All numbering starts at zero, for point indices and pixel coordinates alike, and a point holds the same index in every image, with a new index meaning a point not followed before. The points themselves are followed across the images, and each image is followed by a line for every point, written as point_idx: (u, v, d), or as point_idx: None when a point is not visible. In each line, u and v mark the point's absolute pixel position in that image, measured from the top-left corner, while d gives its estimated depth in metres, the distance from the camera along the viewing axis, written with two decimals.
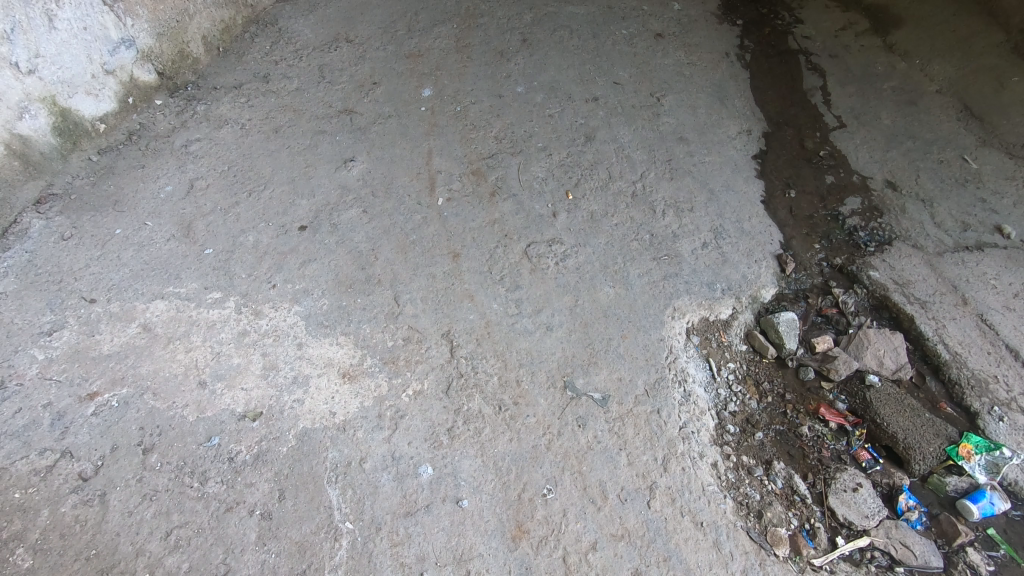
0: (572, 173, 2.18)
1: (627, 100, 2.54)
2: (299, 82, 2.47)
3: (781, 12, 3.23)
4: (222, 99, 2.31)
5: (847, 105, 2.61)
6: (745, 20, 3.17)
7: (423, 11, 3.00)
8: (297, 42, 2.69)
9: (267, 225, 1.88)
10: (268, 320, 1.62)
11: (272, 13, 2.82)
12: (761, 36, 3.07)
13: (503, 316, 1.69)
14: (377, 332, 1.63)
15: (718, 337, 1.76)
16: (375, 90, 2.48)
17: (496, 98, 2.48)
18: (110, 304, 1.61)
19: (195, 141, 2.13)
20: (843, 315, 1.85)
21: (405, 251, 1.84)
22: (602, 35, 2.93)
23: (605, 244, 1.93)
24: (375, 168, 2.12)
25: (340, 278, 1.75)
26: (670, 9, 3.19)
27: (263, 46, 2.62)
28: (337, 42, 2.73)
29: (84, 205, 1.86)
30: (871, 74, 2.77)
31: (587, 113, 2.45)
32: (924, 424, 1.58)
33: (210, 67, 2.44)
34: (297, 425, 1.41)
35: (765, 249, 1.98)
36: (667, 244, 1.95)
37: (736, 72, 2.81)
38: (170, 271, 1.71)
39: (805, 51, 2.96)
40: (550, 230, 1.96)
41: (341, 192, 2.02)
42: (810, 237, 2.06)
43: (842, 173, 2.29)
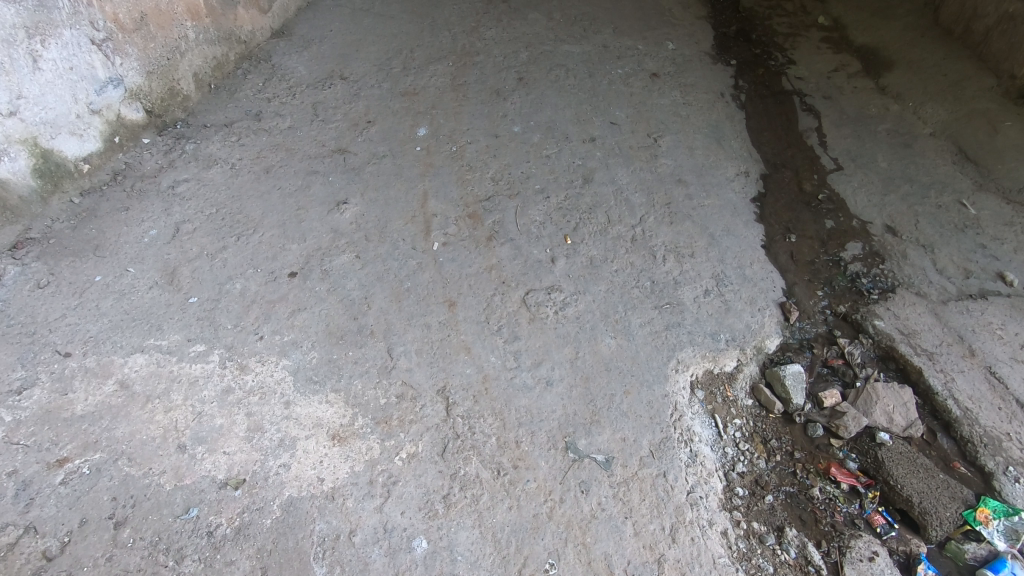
0: (570, 216, 2.14)
1: (624, 141, 2.53)
2: (291, 120, 2.43)
3: (773, 53, 3.27)
4: (212, 138, 2.27)
5: (843, 147, 2.61)
6: (738, 61, 3.21)
7: (418, 48, 3.00)
8: (290, 79, 2.67)
9: (255, 272, 1.81)
10: (254, 375, 1.54)
11: (266, 49, 2.80)
12: (755, 76, 3.09)
13: (501, 370, 1.63)
14: (370, 388, 1.55)
15: (723, 392, 1.70)
16: (369, 128, 2.44)
17: (492, 138, 2.45)
18: (86, 359, 1.53)
19: (183, 181, 2.07)
20: (849, 366, 1.80)
21: (399, 299, 1.78)
22: (598, 74, 2.93)
23: (605, 292, 1.88)
24: (369, 211, 2.07)
25: (331, 329, 1.68)
26: (665, 49, 3.22)
27: (256, 84, 2.59)
28: (331, 79, 2.71)
29: (63, 250, 1.78)
30: (865, 116, 2.79)
31: (585, 155, 2.42)
32: (938, 486, 1.52)
33: (201, 105, 2.41)
34: (283, 494, 1.33)
35: (768, 296, 1.94)
36: (668, 291, 1.90)
37: (732, 113, 2.82)
38: (152, 322, 1.63)
39: (799, 92, 2.99)
40: (549, 277, 1.91)
41: (334, 236, 1.96)
42: (813, 283, 2.02)
43: (842, 217, 2.27)
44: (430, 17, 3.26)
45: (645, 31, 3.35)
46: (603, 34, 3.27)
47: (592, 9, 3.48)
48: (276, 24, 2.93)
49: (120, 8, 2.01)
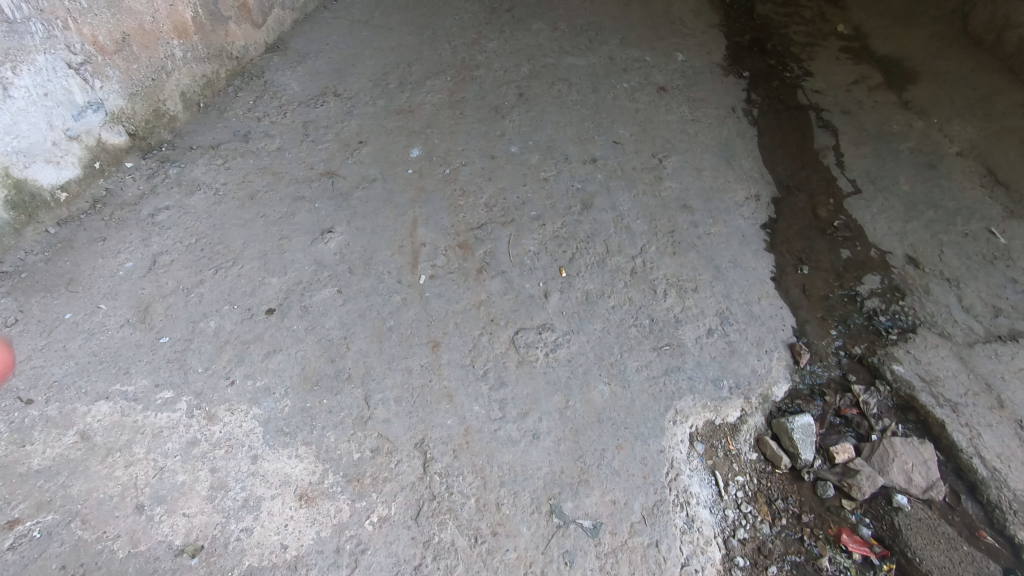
0: (566, 246, 2.02)
1: (628, 161, 2.40)
2: (280, 141, 2.35)
3: (789, 63, 3.11)
4: (197, 161, 2.19)
5: (861, 168, 2.46)
6: (752, 72, 3.06)
7: (416, 62, 2.90)
8: (283, 96, 2.58)
9: (232, 309, 1.73)
10: (222, 426, 1.46)
11: (259, 64, 2.72)
12: (769, 89, 2.94)
13: (485, 421, 1.52)
14: (343, 440, 1.46)
15: (725, 445, 1.57)
16: (360, 149, 2.35)
17: (488, 160, 2.34)
18: (48, 406, 1.46)
19: (164, 209, 2.00)
20: (864, 417, 1.66)
21: (380, 339, 1.68)
22: (602, 89, 2.81)
23: (600, 331, 1.76)
24: (354, 240, 1.98)
25: (307, 373, 1.59)
26: (674, 61, 3.08)
27: (246, 102, 2.51)
28: (325, 96, 2.62)
29: (34, 285, 1.72)
30: (886, 134, 2.63)
31: (585, 177, 2.31)
32: (961, 561, 1.40)
33: (189, 125, 2.34)
34: (242, 563, 1.26)
35: (776, 337, 1.80)
36: (669, 331, 1.77)
37: (743, 130, 2.68)
38: (120, 365, 1.56)
39: (816, 106, 2.83)
40: (541, 314, 1.79)
41: (316, 269, 1.87)
42: (826, 321, 1.88)
43: (859, 246, 2.12)
44: (430, 28, 3.16)
45: (654, 41, 3.21)
46: (609, 45, 3.14)
47: (599, 19, 3.36)
48: (271, 38, 2.86)
49: (100, 29, 1.94)
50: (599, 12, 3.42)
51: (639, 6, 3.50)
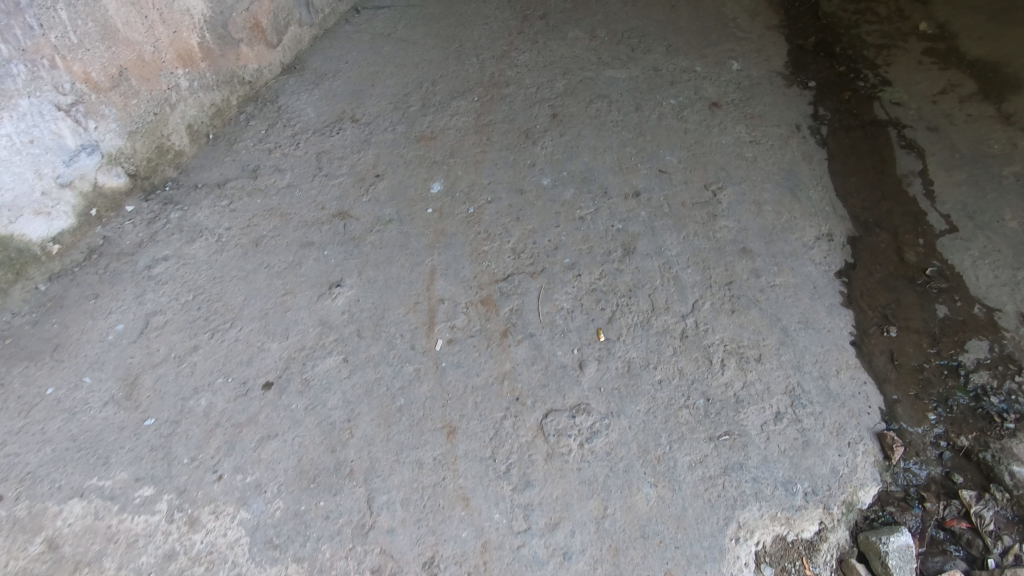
0: (605, 302, 1.75)
1: (676, 194, 2.11)
2: (291, 176, 2.16)
3: (862, 71, 2.74)
4: (201, 203, 2.03)
5: (956, 199, 2.09)
6: (818, 82, 2.70)
7: (440, 80, 2.67)
8: (296, 123, 2.40)
9: (225, 381, 1.54)
10: (204, 535, 1.29)
11: (274, 87, 2.55)
12: (839, 102, 2.58)
13: (505, 535, 1.30)
14: (340, 557, 1.27)
15: (799, 569, 1.30)
16: (377, 184, 2.14)
17: (517, 195, 2.09)
18: (16, 505, 1.32)
19: (162, 260, 1.83)
20: (977, 534, 1.35)
21: (388, 421, 1.47)
22: (646, 106, 2.50)
23: (644, 414, 1.49)
24: (365, 295, 1.77)
25: (302, 466, 1.39)
26: (728, 71, 2.75)
27: (258, 131, 2.34)
28: (341, 121, 2.42)
29: (18, 352, 1.59)
30: (985, 155, 2.24)
31: (626, 215, 2.03)
32: None
33: (195, 160, 2.18)
34: None
35: (861, 423, 1.49)
36: (728, 415, 1.49)
37: (810, 152, 2.34)
38: (100, 453, 1.40)
39: (896, 121, 2.45)
40: (574, 391, 1.54)
41: (321, 331, 1.66)
42: (921, 400, 1.56)
43: (959, 301, 1.77)
44: (457, 41, 2.92)
45: (705, 48, 2.88)
46: (653, 54, 2.83)
47: (642, 24, 3.05)
48: (288, 58, 2.68)
49: (93, 65, 1.78)
50: (642, 16, 3.11)
51: (688, 7, 3.17)
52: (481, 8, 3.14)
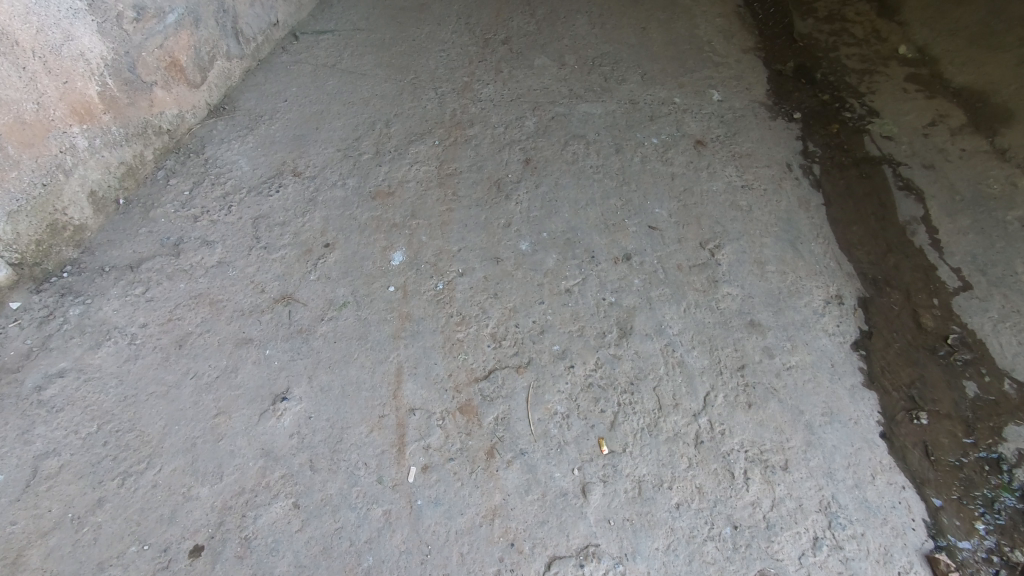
0: (605, 401, 1.50)
1: (670, 256, 1.88)
2: (223, 250, 1.82)
3: (847, 100, 2.59)
4: (108, 292, 1.66)
5: (964, 250, 1.95)
6: (803, 113, 2.53)
7: (395, 120, 2.36)
8: (227, 179, 2.05)
9: (141, 551, 1.23)
10: None
11: (199, 136, 2.19)
12: (827, 136, 2.42)
13: None
14: None
15: None
16: (327, 256, 1.83)
17: (492, 264, 1.82)
18: None
19: (56, 376, 1.47)
20: None
21: None
22: (627, 147, 2.27)
23: (665, 554, 1.28)
24: (317, 409, 1.46)
25: None
26: (709, 102, 2.55)
27: (180, 192, 1.99)
28: (281, 176, 2.09)
29: None
30: (987, 196, 2.11)
31: (618, 285, 1.79)
32: None
33: (101, 234, 1.82)
34: None
35: (906, 545, 1.32)
36: (759, 548, 1.29)
37: (806, 196, 2.16)
38: None
39: (890, 158, 2.30)
40: (580, 528, 1.30)
41: (263, 466, 1.35)
42: (966, 506, 1.39)
43: (986, 376, 1.62)
44: (412, 72, 2.62)
45: (681, 75, 2.68)
46: (628, 84, 2.61)
47: (613, 49, 2.82)
48: (214, 98, 2.32)
49: None
50: (611, 40, 2.88)
51: (659, 29, 2.96)
52: (436, 33, 2.85)
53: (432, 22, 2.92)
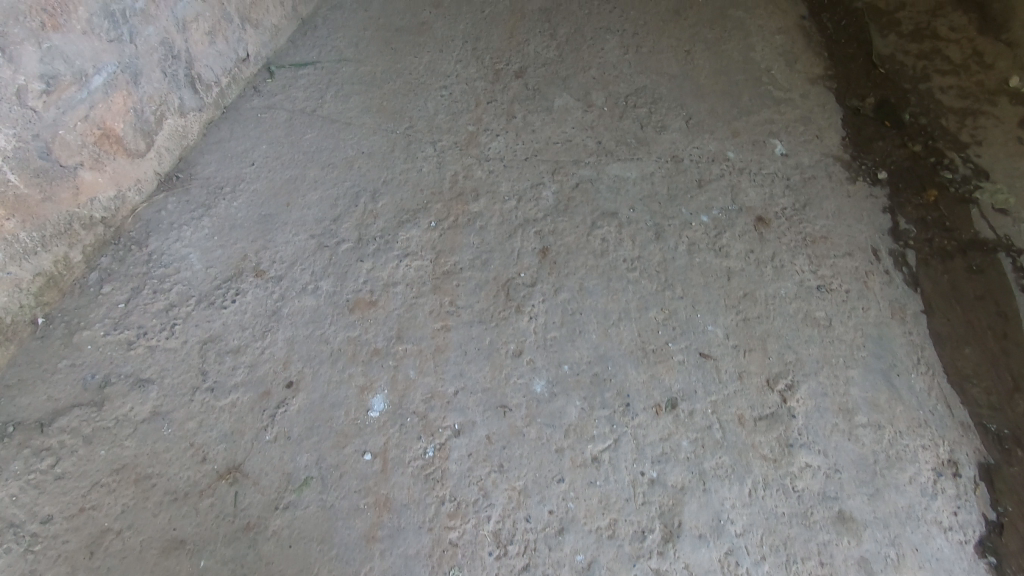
0: None
1: (729, 400, 1.46)
2: (159, 393, 1.45)
3: (945, 153, 2.08)
4: (10, 466, 1.34)
5: None
6: (890, 173, 2.04)
7: (384, 189, 1.95)
8: (173, 283, 1.66)
9: None
10: None
11: (145, 220, 1.80)
12: (923, 207, 1.94)
13: None
14: None
15: None
16: (288, 404, 1.45)
17: (497, 417, 1.42)
18: None
19: None
20: None
21: None
22: (668, 229, 1.82)
23: None
24: None
25: None
26: (770, 158, 2.07)
27: (114, 304, 1.61)
28: (240, 276, 1.69)
29: None
30: None
31: (660, 450, 1.38)
32: None
33: (12, 373, 1.49)
34: None
35: None
36: None
37: (900, 301, 1.70)
38: None
39: (1009, 242, 1.81)
40: None
41: None
42: None
43: None
44: (407, 119, 2.18)
45: (734, 120, 2.19)
46: (669, 133, 2.14)
47: (650, 82, 2.33)
48: (165, 164, 1.92)
49: None
50: (647, 68, 2.39)
51: (706, 53, 2.45)
52: (437, 64, 2.40)
53: (434, 49, 2.47)
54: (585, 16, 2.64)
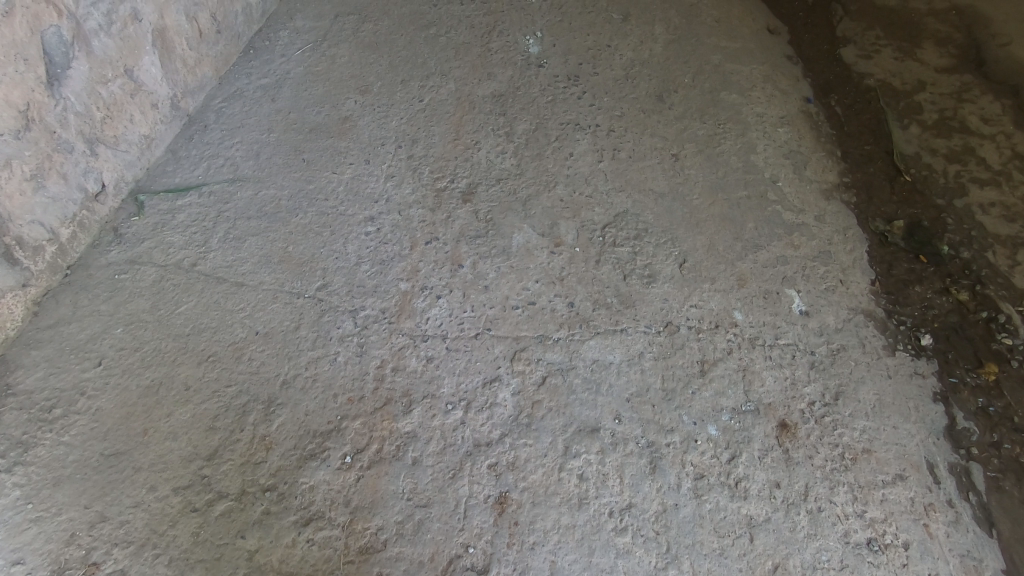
0: None
1: None
2: None
3: (999, 304, 1.68)
4: None
5: None
6: (936, 336, 1.63)
7: (285, 396, 1.44)
8: None
9: None
10: None
11: None
12: (986, 391, 1.53)
13: None
14: None
15: None
16: None
17: None
18: None
19: None
20: None
21: None
22: (666, 452, 1.37)
23: None
24: None
25: None
26: (787, 320, 1.63)
27: None
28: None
29: None
30: None
31: None
32: None
33: None
34: None
35: None
36: None
37: (975, 554, 1.30)
38: None
39: None
40: None
41: None
42: None
43: None
44: (319, 272, 1.67)
45: (738, 261, 1.75)
46: (658, 284, 1.68)
47: (631, 205, 1.87)
48: None
49: None
50: (627, 184, 1.92)
51: (698, 158, 2.00)
52: (362, 183, 1.88)
53: (358, 159, 1.95)
54: (548, 105, 2.15)
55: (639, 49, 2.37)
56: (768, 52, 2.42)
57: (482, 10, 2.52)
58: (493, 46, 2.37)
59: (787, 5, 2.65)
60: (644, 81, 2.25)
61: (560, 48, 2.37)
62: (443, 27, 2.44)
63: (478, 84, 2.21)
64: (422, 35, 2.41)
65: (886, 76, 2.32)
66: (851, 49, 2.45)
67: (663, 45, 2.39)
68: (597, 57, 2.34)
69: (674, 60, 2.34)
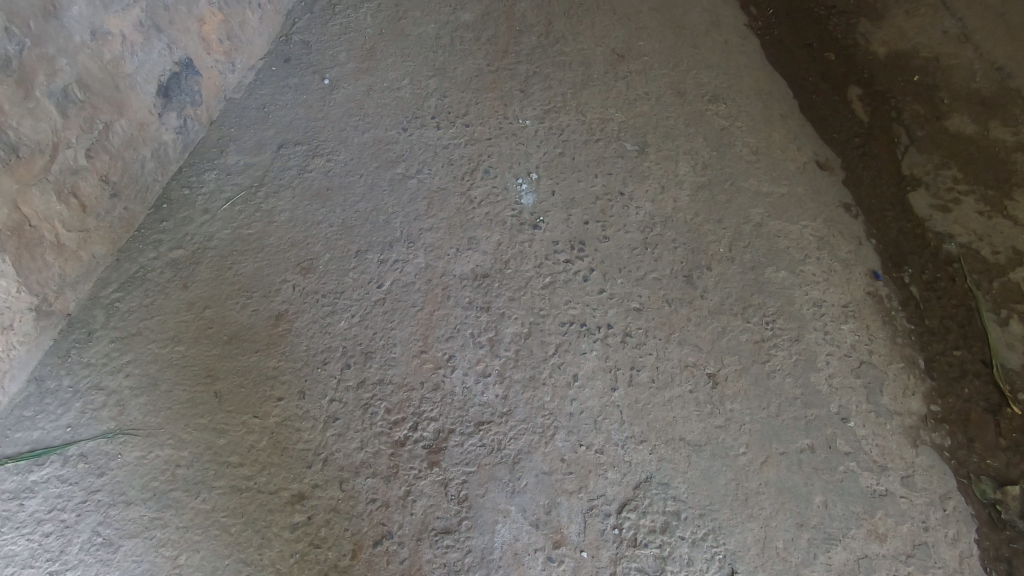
0: None
1: None
2: None
3: None
4: None
5: None
6: None
7: None
8: None
9: None
10: None
11: None
12: None
13: None
14: None
15: None
16: None
17: None
18: None
19: None
20: None
21: None
22: None
23: None
24: None
25: None
26: None
27: None
28: None
29: None
30: None
31: None
32: None
33: None
34: None
35: None
36: None
37: None
38: None
39: None
40: None
41: None
42: None
43: None
44: None
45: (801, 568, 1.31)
46: None
47: (656, 466, 1.39)
48: None
49: None
50: (650, 429, 1.43)
51: (741, 383, 1.52)
52: (290, 434, 1.40)
53: (290, 388, 1.46)
54: (544, 291, 1.66)
55: (660, 200, 1.88)
56: (820, 197, 1.93)
57: (463, 137, 2.02)
58: (476, 194, 1.86)
59: (836, 126, 2.15)
60: (667, 251, 1.76)
61: (560, 197, 1.87)
62: (413, 163, 1.94)
63: (455, 258, 1.72)
64: (387, 175, 1.90)
65: (969, 239, 1.84)
66: (921, 193, 1.95)
67: (689, 194, 1.90)
68: (607, 211, 1.84)
69: (703, 215, 1.85)
